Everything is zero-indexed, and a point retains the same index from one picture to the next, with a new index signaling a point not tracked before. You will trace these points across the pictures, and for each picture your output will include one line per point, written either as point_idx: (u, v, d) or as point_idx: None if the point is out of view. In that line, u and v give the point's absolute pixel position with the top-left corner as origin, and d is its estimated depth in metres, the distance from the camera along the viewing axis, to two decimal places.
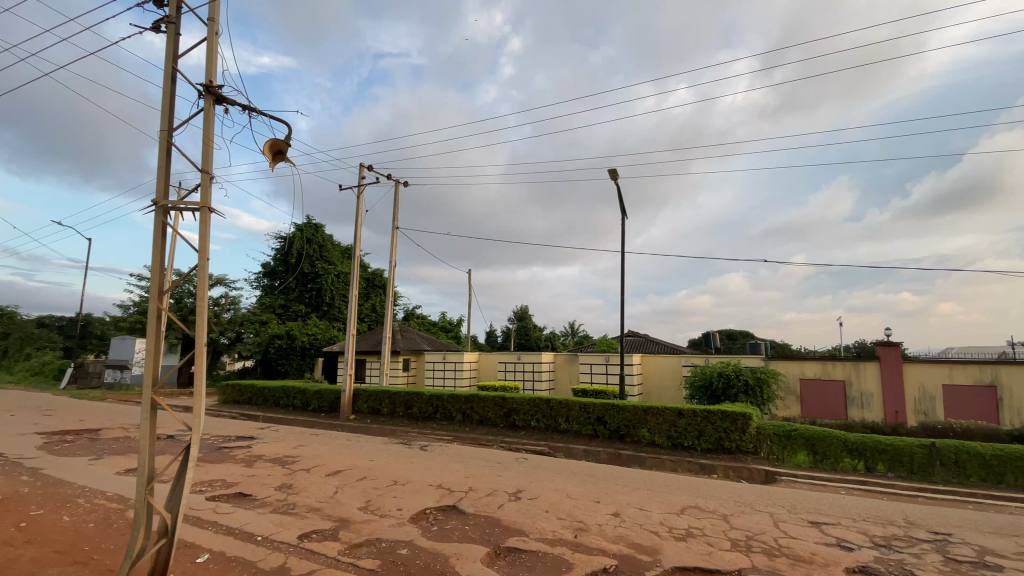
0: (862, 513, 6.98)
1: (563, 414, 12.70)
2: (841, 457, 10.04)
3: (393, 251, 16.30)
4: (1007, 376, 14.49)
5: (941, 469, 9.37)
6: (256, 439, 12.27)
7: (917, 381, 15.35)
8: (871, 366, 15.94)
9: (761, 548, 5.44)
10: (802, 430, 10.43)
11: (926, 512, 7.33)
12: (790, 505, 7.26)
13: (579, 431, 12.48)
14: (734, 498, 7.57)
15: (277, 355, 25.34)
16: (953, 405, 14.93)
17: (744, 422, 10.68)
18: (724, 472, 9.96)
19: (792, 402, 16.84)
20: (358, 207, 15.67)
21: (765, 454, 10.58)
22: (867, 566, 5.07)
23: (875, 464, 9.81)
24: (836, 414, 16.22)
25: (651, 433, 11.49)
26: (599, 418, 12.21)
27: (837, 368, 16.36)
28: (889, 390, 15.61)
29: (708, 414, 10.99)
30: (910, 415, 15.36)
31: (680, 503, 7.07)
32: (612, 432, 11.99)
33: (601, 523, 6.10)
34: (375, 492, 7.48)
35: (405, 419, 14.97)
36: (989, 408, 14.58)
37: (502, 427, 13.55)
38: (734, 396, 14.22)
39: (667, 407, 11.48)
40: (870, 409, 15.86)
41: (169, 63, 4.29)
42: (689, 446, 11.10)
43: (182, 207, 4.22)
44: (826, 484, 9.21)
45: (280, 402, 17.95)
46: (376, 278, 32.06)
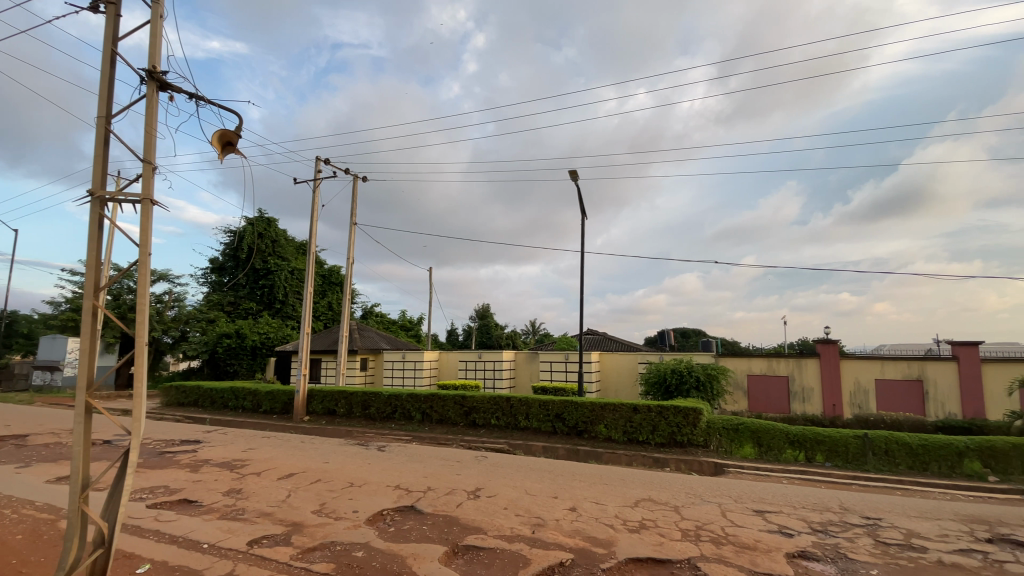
0: (802, 501, 7.41)
1: (523, 412, 12.79)
2: (784, 449, 10.61)
3: (351, 247, 16.01)
4: (932, 370, 15.72)
5: (873, 458, 10.05)
6: (202, 443, 11.69)
7: (853, 375, 16.41)
8: (811, 362, 16.91)
9: (710, 537, 5.67)
10: (749, 423, 10.96)
11: (859, 499, 7.86)
12: (737, 495, 7.60)
13: (538, 428, 12.61)
14: (685, 490, 7.86)
15: (226, 355, 24.23)
16: (885, 398, 16.04)
17: (695, 416, 11.12)
18: (676, 465, 10.31)
19: (740, 397, 17.63)
20: (314, 201, 15.25)
21: (714, 447, 11.05)
22: (806, 550, 5.38)
23: (814, 455, 10.43)
24: (780, 408, 17.09)
25: (607, 429, 11.77)
26: (557, 415, 12.38)
27: (782, 364, 17.24)
28: (827, 385, 16.60)
29: (661, 409, 11.36)
30: (846, 408, 16.38)
31: (635, 497, 7.26)
32: (570, 429, 12.20)
33: (558, 519, 6.20)
34: (329, 494, 7.30)
35: (361, 420, 14.68)
36: (917, 400, 15.74)
37: (461, 426, 13.48)
38: (686, 392, 14.74)
39: (623, 403, 11.77)
40: (810, 402, 16.80)
41: (108, 45, 4.03)
42: (644, 440, 11.43)
43: (121, 198, 3.97)
44: (770, 474, 9.70)
45: (228, 404, 17.20)
46: (332, 275, 31.23)
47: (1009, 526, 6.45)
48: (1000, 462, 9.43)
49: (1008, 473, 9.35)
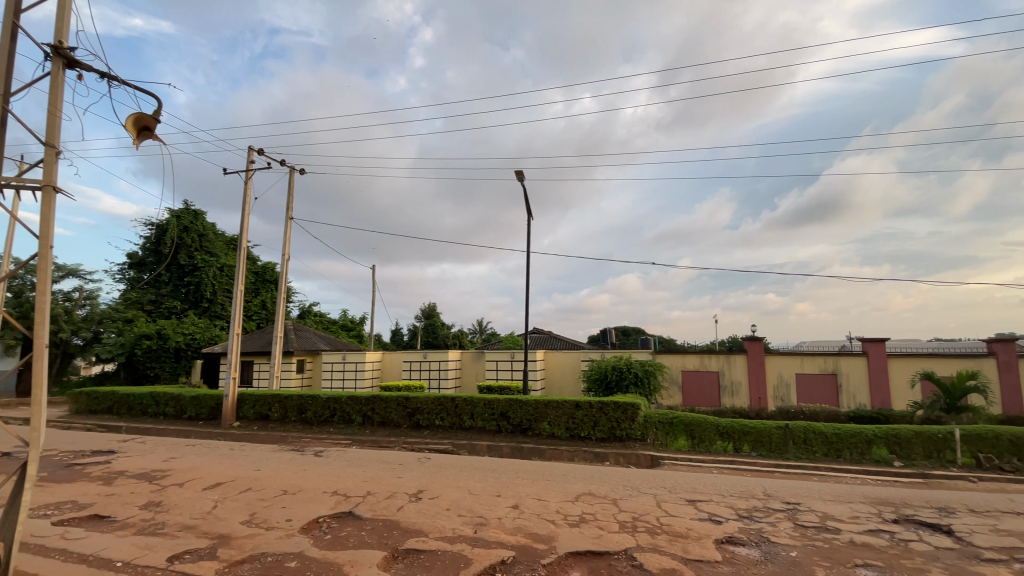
0: (730, 489, 7.86)
1: (468, 412, 12.72)
2: (715, 440, 11.22)
3: (287, 242, 15.31)
4: (845, 365, 17.16)
5: (793, 446, 10.84)
6: (117, 453, 10.74)
7: (776, 370, 17.64)
8: (739, 358, 18.00)
9: (646, 527, 5.90)
10: (682, 417, 11.50)
11: (781, 485, 8.44)
12: (671, 486, 7.94)
13: (483, 427, 12.59)
14: (624, 483, 8.12)
15: (146, 358, 22.48)
16: (804, 391, 17.36)
17: (633, 411, 11.51)
18: (615, 459, 10.64)
19: (676, 391, 18.46)
20: (246, 192, 14.41)
21: (651, 440, 11.50)
22: (733, 536, 5.71)
23: (742, 445, 11.10)
24: (711, 401, 18.06)
25: (551, 426, 11.94)
26: (502, 414, 12.42)
27: (713, 360, 18.22)
28: (753, 379, 17.74)
29: (602, 405, 11.66)
30: (770, 400, 17.56)
31: (576, 492, 7.41)
32: (514, 427, 12.28)
33: (500, 517, 6.21)
34: (261, 504, 6.91)
35: (298, 424, 14.06)
36: (832, 393, 17.13)
37: (404, 427, 13.22)
38: (626, 388, 15.24)
39: (566, 400, 11.98)
40: (738, 396, 17.87)
41: (7, 15, 3.60)
42: (585, 436, 11.70)
43: (19, 185, 3.56)
44: (701, 465, 10.23)
45: (148, 410, 15.91)
46: (266, 272, 29.67)
47: (909, 506, 7.14)
48: (903, 448, 10.42)
49: (910, 458, 10.36)
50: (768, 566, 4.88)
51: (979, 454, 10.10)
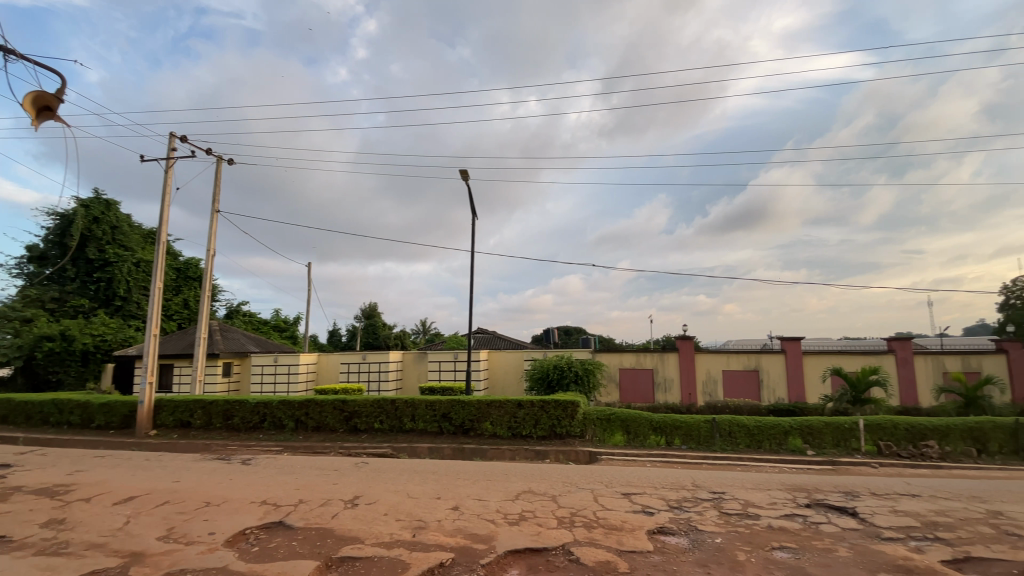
0: (662, 482, 8.24)
1: (408, 414, 12.49)
2: (649, 435, 11.72)
3: (212, 236, 14.35)
4: (766, 362, 18.45)
5: (720, 439, 11.52)
6: (11, 467, 9.60)
7: (705, 367, 18.68)
8: (672, 356, 18.89)
9: (583, 522, 6.05)
10: (619, 413, 11.93)
11: (708, 476, 8.96)
12: (608, 481, 8.20)
13: (424, 429, 12.41)
14: (563, 479, 8.28)
15: (46, 362, 20.22)
16: (730, 386, 18.50)
17: (573, 409, 11.78)
18: (555, 456, 10.83)
19: (613, 389, 19.09)
20: (166, 182, 13.37)
21: (589, 436, 11.82)
22: (664, 526, 5.98)
23: (673, 439, 11.66)
24: (646, 398, 18.83)
25: (493, 425, 11.98)
26: (444, 415, 12.29)
27: (648, 358, 19.00)
28: (685, 376, 18.68)
29: (543, 404, 11.84)
30: (700, 396, 18.56)
31: (516, 490, 7.48)
32: (456, 428, 12.20)
33: (440, 519, 6.15)
34: (180, 517, 6.42)
35: (223, 432, 13.21)
36: (754, 388, 18.36)
37: (341, 432, 12.78)
38: (566, 386, 15.57)
39: (508, 400, 12.05)
40: (671, 392, 18.74)
41: None
42: (526, 435, 11.83)
43: None
44: (636, 459, 10.64)
45: (48, 420, 14.35)
46: (189, 269, 27.62)
47: (819, 491, 7.80)
48: (815, 438, 11.36)
49: (821, 447, 11.31)
50: (695, 553, 5.15)
51: (879, 441, 11.19)
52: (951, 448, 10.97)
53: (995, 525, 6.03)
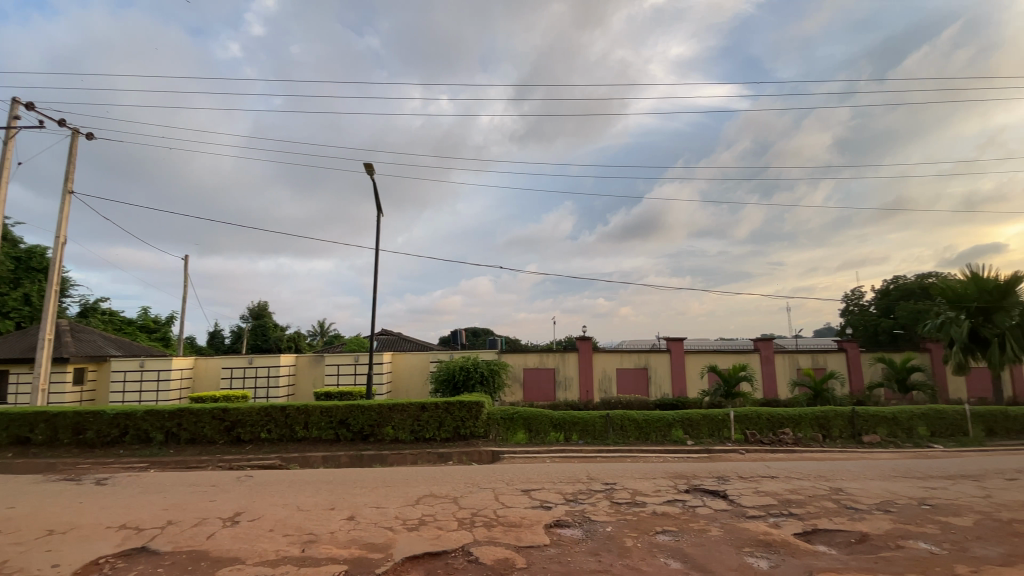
0: (560, 476, 8.58)
1: (301, 421, 11.70)
2: (549, 432, 12.15)
3: (65, 221, 12.32)
4: (655, 360, 20.00)
5: (613, 433, 12.28)
6: None
7: (602, 366, 19.80)
8: (572, 356, 19.77)
9: (483, 522, 6.09)
10: (522, 412, 12.22)
11: (602, 469, 9.49)
12: (509, 479, 8.34)
13: (318, 437, 11.70)
14: (464, 480, 8.27)
15: None
16: (623, 384, 19.77)
17: (477, 409, 11.83)
18: (458, 457, 10.79)
19: (517, 389, 19.50)
20: (3, 154, 11.23)
21: (493, 436, 11.97)
22: (560, 519, 6.22)
23: (571, 435, 12.21)
24: (547, 396, 19.47)
25: (394, 430, 11.63)
26: (341, 421, 11.69)
27: (550, 358, 19.68)
28: (583, 374, 19.64)
29: (447, 405, 11.74)
30: (596, 393, 19.61)
31: (416, 495, 7.32)
32: (354, 434, 11.67)
33: (333, 531, 5.83)
34: (12, 550, 5.39)
35: (72, 449, 11.36)
36: (645, 384, 19.79)
37: (221, 444, 11.61)
38: (471, 387, 15.61)
39: (411, 403, 11.76)
40: (571, 390, 19.57)
41: None
42: (429, 438, 11.65)
43: None
44: (537, 456, 10.96)
45: None
46: (32, 259, 23.45)
47: (697, 477, 8.63)
48: (694, 429, 12.55)
49: (699, 437, 12.51)
50: (589, 542, 5.42)
51: (747, 430, 12.63)
52: (802, 434, 12.70)
53: (835, 500, 7.10)
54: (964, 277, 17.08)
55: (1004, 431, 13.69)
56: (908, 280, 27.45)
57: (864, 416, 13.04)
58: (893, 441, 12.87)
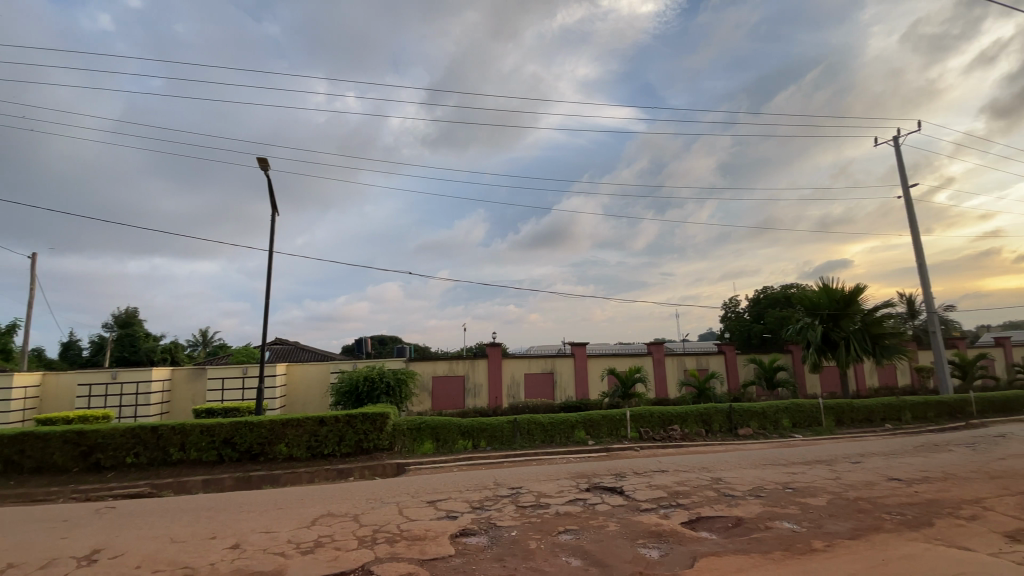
0: (466, 484, 8.51)
1: (177, 442, 10.45)
2: (456, 440, 12.05)
3: None
4: (560, 365, 20.72)
5: (520, 438, 12.49)
6: None
7: (510, 372, 20.10)
8: (482, 362, 19.85)
9: (385, 538, 5.85)
10: (429, 421, 12.00)
11: (508, 474, 9.58)
12: (414, 491, 8.12)
13: (199, 459, 10.53)
14: (366, 496, 7.90)
15: None
16: (530, 388, 20.22)
17: (381, 421, 11.39)
18: (360, 472, 10.28)
19: (425, 397, 19.13)
20: None
21: (397, 448, 11.61)
22: (466, 528, 6.17)
23: (479, 442, 12.21)
24: (456, 403, 19.32)
25: (289, 447, 10.81)
26: (226, 441, 10.63)
27: (460, 365, 19.59)
28: (492, 380, 19.79)
29: (349, 418, 11.16)
30: (505, 398, 19.85)
31: (312, 515, 6.85)
32: (242, 454, 10.67)
33: (215, 562, 5.27)
34: None
35: None
36: (550, 388, 20.41)
37: (74, 473, 10.00)
38: (376, 398, 15.02)
39: (308, 418, 11.01)
40: (480, 397, 19.60)
41: None
42: (328, 454, 10.98)
43: None
44: (443, 465, 10.80)
45: None
46: None
47: (597, 476, 9.06)
48: (595, 430, 13.18)
49: (599, 437, 13.15)
50: (493, 549, 5.44)
51: (641, 428, 13.52)
52: (689, 430, 13.88)
53: (716, 488, 7.84)
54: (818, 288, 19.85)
55: (848, 420, 16.07)
56: (775, 289, 31.29)
57: (740, 412, 14.58)
58: (763, 432, 14.53)
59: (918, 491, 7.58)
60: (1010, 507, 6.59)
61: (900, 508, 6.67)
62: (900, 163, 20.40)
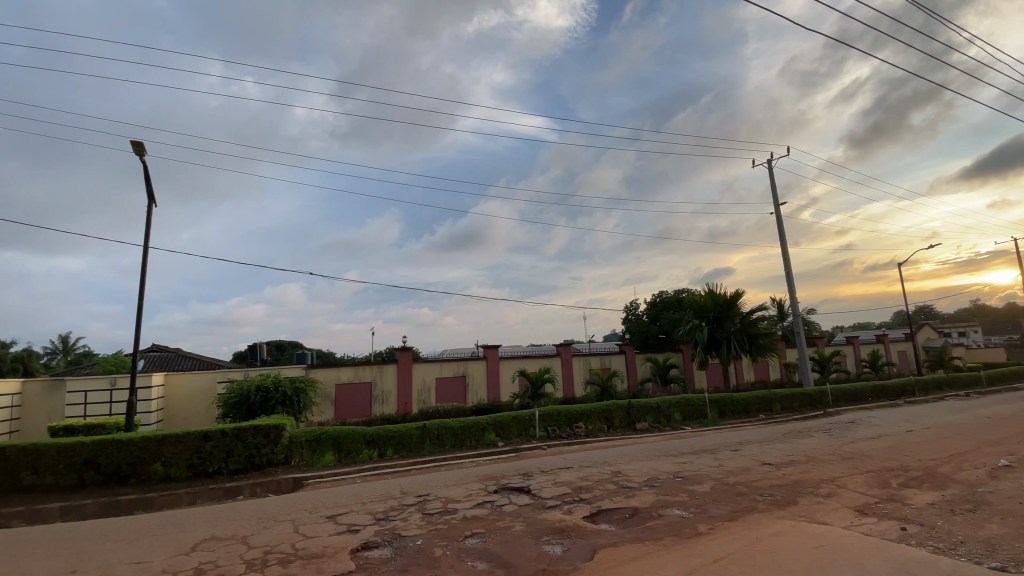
0: (371, 496, 8.16)
1: (23, 467, 8.92)
2: (360, 450, 11.54)
3: None
4: (471, 368, 20.68)
5: (428, 443, 12.26)
6: None
7: (421, 376, 19.70)
8: (391, 368, 19.24)
9: (278, 559, 5.42)
10: (330, 432, 11.38)
11: (416, 481, 9.36)
12: (313, 506, 7.63)
13: (52, 486, 9.07)
14: (259, 515, 7.29)
15: None
16: (441, 393, 19.98)
17: (277, 434, 10.59)
18: (251, 490, 9.46)
19: (327, 406, 18.11)
20: None
21: (295, 462, 10.87)
22: (368, 541, 5.91)
23: (385, 450, 11.81)
24: (362, 411, 18.54)
25: (166, 467, 9.65)
26: (87, 462, 9.24)
27: (366, 371, 18.82)
28: (401, 386, 19.25)
29: (239, 432, 10.22)
30: (415, 404, 19.40)
31: (191, 541, 6.17)
32: (107, 477, 9.34)
33: None
34: None
35: None
36: (461, 392, 20.30)
37: None
38: (271, 409, 13.93)
39: (189, 433, 9.90)
40: (388, 404, 18.98)
41: None
42: (214, 472, 9.98)
43: None
44: (345, 477, 10.29)
45: None
46: None
47: (505, 477, 9.16)
48: (504, 432, 13.32)
49: (508, 438, 13.33)
50: (397, 560, 5.26)
51: (548, 427, 13.92)
52: (593, 426, 14.54)
53: (615, 481, 8.30)
54: (704, 292, 21.85)
55: (729, 412, 17.85)
56: (669, 294, 33.93)
57: (638, 407, 15.58)
58: (657, 426, 15.66)
59: (786, 474, 8.62)
60: (857, 484, 7.71)
61: (771, 490, 7.54)
62: (774, 184, 23.09)
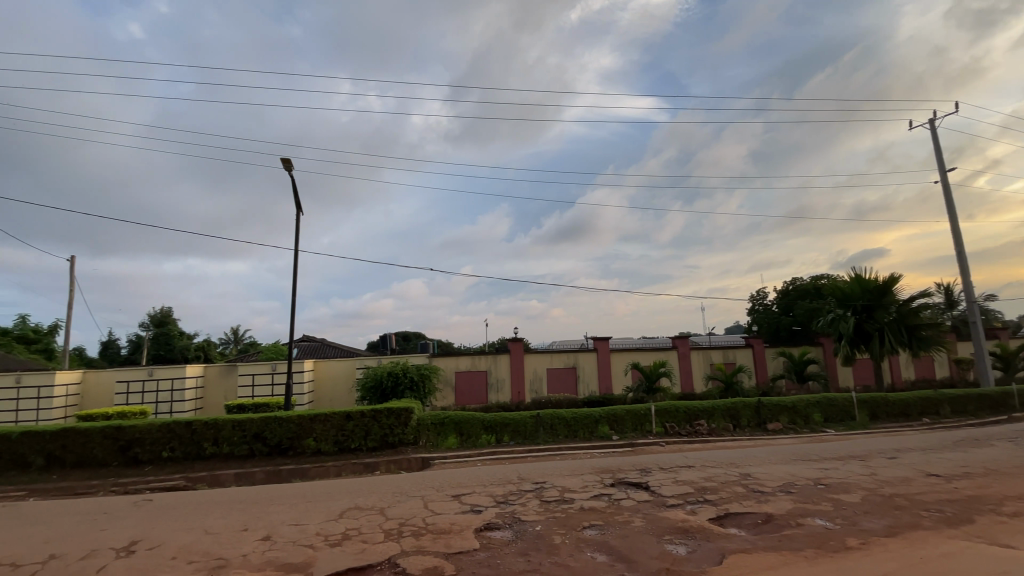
0: (491, 479, 8.54)
1: (209, 437, 10.81)
2: (479, 435, 12.11)
3: None
4: (583, 359, 20.55)
5: (543, 432, 12.47)
6: None
7: (533, 367, 20.09)
8: (504, 358, 19.87)
9: (411, 531, 5.91)
10: (452, 416, 12.11)
11: (532, 468, 9.58)
12: (439, 485, 8.18)
13: (230, 453, 10.89)
14: (394, 490, 8.03)
15: None
16: (553, 383, 20.18)
17: (406, 416, 11.52)
18: (386, 466, 10.43)
19: (448, 393, 19.29)
20: None
21: (422, 443, 11.74)
22: (490, 522, 6.19)
23: (502, 436, 12.26)
24: (479, 398, 19.43)
25: (317, 442, 11.04)
26: (256, 435, 10.91)
27: (482, 360, 19.67)
28: (515, 376, 19.80)
29: (374, 413, 11.32)
30: (528, 393, 19.85)
31: (340, 508, 7.00)
32: (272, 448, 10.95)
33: (247, 553, 5.37)
34: None
35: None
36: (573, 383, 20.31)
37: (116, 466, 10.64)
38: (400, 393, 15.22)
39: (334, 413, 11.20)
40: (503, 392, 19.65)
41: None
42: (356, 448, 11.19)
43: None
44: (467, 459, 10.88)
45: None
46: None
47: (622, 471, 8.98)
48: (619, 425, 13.03)
49: (623, 432, 13.02)
50: (517, 544, 5.43)
51: (666, 423, 13.35)
52: (715, 424, 13.62)
53: (744, 484, 7.68)
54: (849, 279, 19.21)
55: (883, 414, 15.53)
56: (804, 281, 30.43)
57: (768, 406, 14.24)
58: (792, 427, 14.18)
59: (962, 488, 7.26)
60: None
61: (941, 506, 6.40)
62: (938, 147, 19.51)
